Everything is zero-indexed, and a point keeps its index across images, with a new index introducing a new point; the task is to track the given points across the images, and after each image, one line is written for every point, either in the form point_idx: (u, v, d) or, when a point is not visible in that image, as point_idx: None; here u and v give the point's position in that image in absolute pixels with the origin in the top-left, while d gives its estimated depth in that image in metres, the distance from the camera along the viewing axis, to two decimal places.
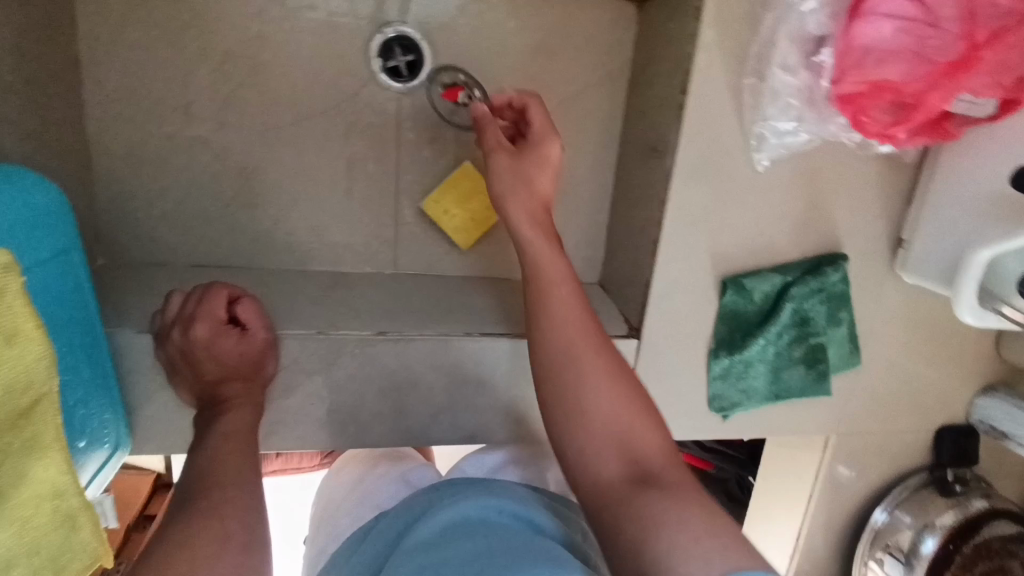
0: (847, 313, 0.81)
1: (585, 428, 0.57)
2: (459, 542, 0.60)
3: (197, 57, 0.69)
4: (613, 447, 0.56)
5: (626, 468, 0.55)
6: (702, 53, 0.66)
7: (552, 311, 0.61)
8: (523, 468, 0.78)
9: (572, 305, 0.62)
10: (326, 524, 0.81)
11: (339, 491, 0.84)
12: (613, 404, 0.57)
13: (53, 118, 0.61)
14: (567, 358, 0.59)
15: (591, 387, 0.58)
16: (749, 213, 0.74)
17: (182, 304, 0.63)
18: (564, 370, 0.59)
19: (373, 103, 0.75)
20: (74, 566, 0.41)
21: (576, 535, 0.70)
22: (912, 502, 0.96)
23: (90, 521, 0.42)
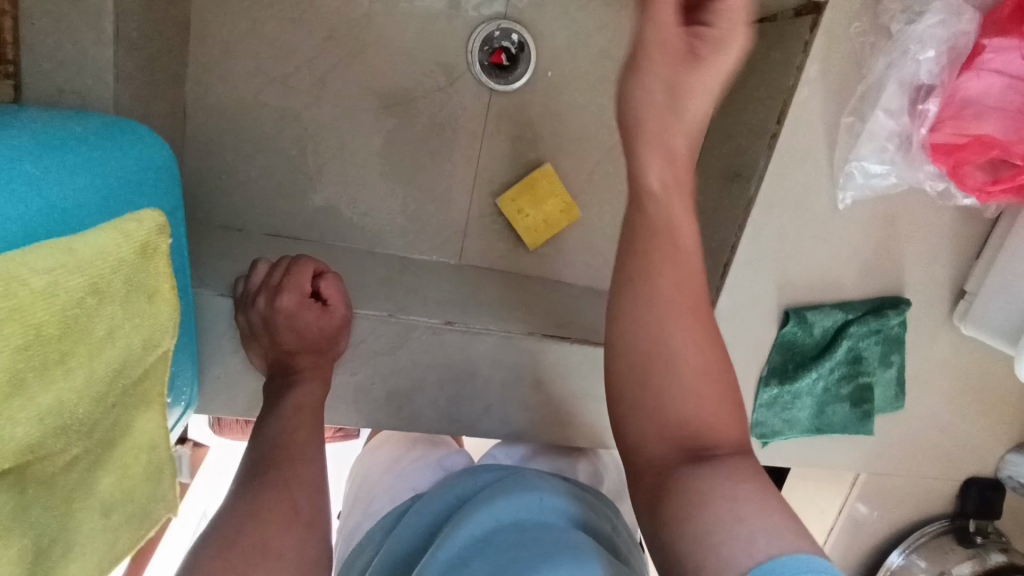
0: (900, 357, 0.81)
1: (659, 372, 0.49)
2: (500, 536, 0.59)
3: (304, 32, 0.72)
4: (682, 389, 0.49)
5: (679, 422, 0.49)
6: (805, 87, 0.66)
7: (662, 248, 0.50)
8: (559, 464, 0.80)
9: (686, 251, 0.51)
10: (364, 502, 0.82)
11: (374, 471, 0.83)
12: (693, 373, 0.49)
13: (163, 73, 0.63)
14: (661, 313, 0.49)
15: (674, 348, 0.49)
16: (824, 249, 0.74)
17: (268, 273, 0.67)
18: (653, 326, 0.49)
19: (466, 96, 0.77)
20: (155, 515, 0.42)
21: (613, 531, 0.69)
22: (930, 549, 0.99)
23: (172, 474, 0.43)
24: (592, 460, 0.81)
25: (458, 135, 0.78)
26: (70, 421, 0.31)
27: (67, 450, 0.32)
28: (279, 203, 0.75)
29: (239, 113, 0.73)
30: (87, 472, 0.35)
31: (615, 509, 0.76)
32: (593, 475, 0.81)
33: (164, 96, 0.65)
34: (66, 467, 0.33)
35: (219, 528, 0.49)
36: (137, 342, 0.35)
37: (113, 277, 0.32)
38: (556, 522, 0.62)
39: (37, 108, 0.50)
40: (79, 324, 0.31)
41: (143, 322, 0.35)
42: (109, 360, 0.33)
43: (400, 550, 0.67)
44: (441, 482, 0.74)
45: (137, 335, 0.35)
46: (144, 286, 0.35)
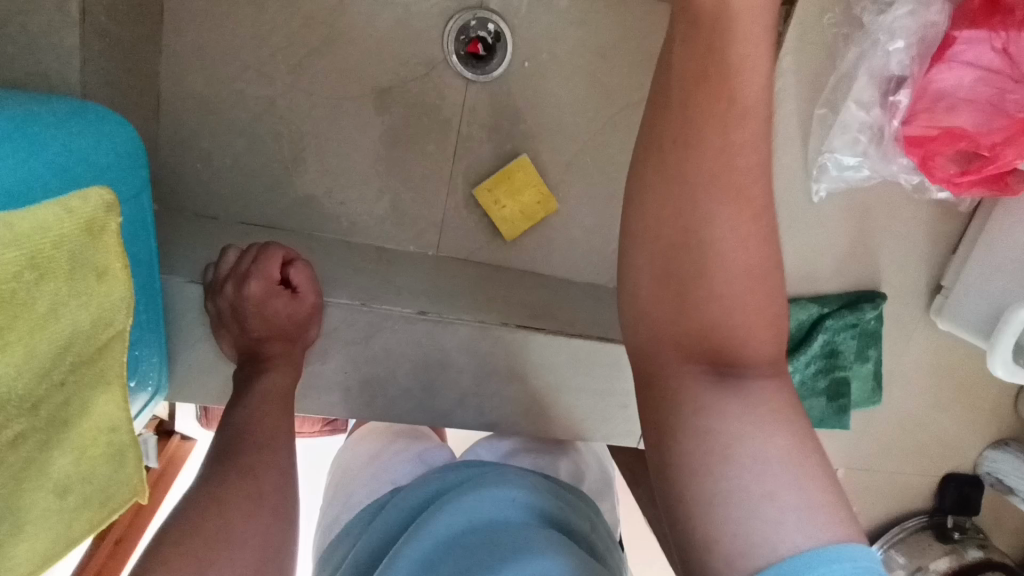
0: (876, 352, 0.81)
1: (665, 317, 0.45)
2: (468, 536, 0.59)
3: (279, 20, 0.72)
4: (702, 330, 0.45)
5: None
6: (777, 79, 0.67)
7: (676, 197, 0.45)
8: (535, 456, 0.80)
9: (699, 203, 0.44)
10: (342, 494, 0.81)
11: (353, 464, 0.83)
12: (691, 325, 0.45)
13: (134, 58, 0.63)
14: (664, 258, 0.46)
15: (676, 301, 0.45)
16: (799, 242, 0.74)
17: (238, 260, 0.66)
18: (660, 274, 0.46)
19: (443, 87, 0.77)
20: (118, 499, 0.42)
21: (586, 525, 0.69)
22: (908, 544, 0.96)
23: (137, 457, 0.42)
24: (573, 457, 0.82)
25: (435, 125, 0.78)
26: (6, 395, 0.31)
27: (8, 426, 0.32)
28: (255, 193, 0.75)
29: (214, 100, 0.73)
30: (38, 452, 0.35)
31: (597, 509, 0.76)
32: (575, 472, 0.81)
33: (136, 81, 0.64)
34: (13, 445, 0.33)
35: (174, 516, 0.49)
36: (86, 319, 0.35)
37: (55, 252, 0.32)
38: (527, 520, 0.62)
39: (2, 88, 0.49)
40: (14, 297, 0.30)
41: (91, 299, 0.35)
42: (52, 335, 0.33)
43: (374, 545, 0.66)
44: (419, 477, 0.73)
45: (85, 312, 0.35)
46: (92, 264, 0.35)
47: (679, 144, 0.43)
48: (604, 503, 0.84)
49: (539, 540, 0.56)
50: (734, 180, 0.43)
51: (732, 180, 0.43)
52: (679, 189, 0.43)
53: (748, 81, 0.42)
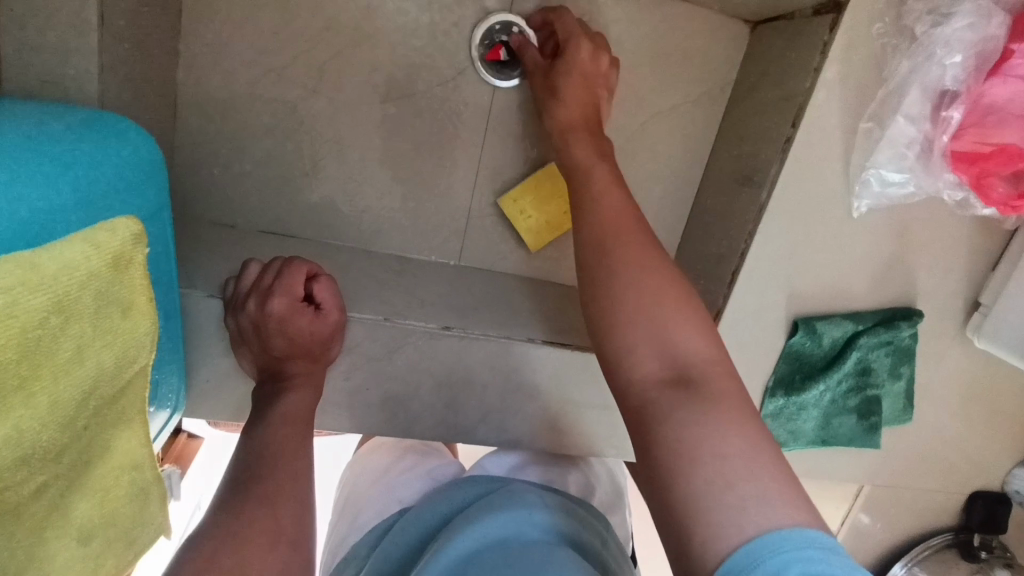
0: (910, 369, 0.79)
1: (640, 334, 0.51)
2: (487, 550, 0.56)
3: (300, 21, 0.69)
4: (660, 347, 0.50)
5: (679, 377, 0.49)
6: (822, 90, 0.64)
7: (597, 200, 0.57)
8: (546, 469, 0.77)
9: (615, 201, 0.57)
10: (350, 511, 0.77)
11: (362, 479, 0.79)
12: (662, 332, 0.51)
13: (152, 63, 0.60)
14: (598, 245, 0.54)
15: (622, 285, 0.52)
16: (837, 258, 0.72)
17: (261, 275, 0.63)
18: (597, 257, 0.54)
19: (469, 92, 0.74)
20: (140, 539, 0.40)
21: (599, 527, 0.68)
22: (933, 563, 0.99)
23: (160, 494, 0.41)
24: (582, 470, 0.78)
25: (459, 132, 0.75)
26: (30, 450, 0.29)
27: (31, 480, 0.30)
28: (274, 200, 0.73)
29: (231, 104, 0.70)
30: (61, 497, 0.33)
31: (608, 520, 0.72)
32: (584, 485, 0.78)
33: (153, 87, 0.62)
34: (35, 495, 0.31)
35: (191, 548, 0.46)
36: (110, 359, 0.33)
37: (83, 292, 0.30)
38: (544, 537, 0.59)
39: (16, 98, 0.47)
40: (40, 345, 0.28)
41: (116, 337, 0.33)
42: (77, 382, 0.31)
43: (380, 570, 0.63)
44: (428, 495, 0.70)
45: (110, 352, 0.33)
46: (118, 300, 0.33)
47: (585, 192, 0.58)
48: (614, 517, 0.81)
49: (558, 560, 0.53)
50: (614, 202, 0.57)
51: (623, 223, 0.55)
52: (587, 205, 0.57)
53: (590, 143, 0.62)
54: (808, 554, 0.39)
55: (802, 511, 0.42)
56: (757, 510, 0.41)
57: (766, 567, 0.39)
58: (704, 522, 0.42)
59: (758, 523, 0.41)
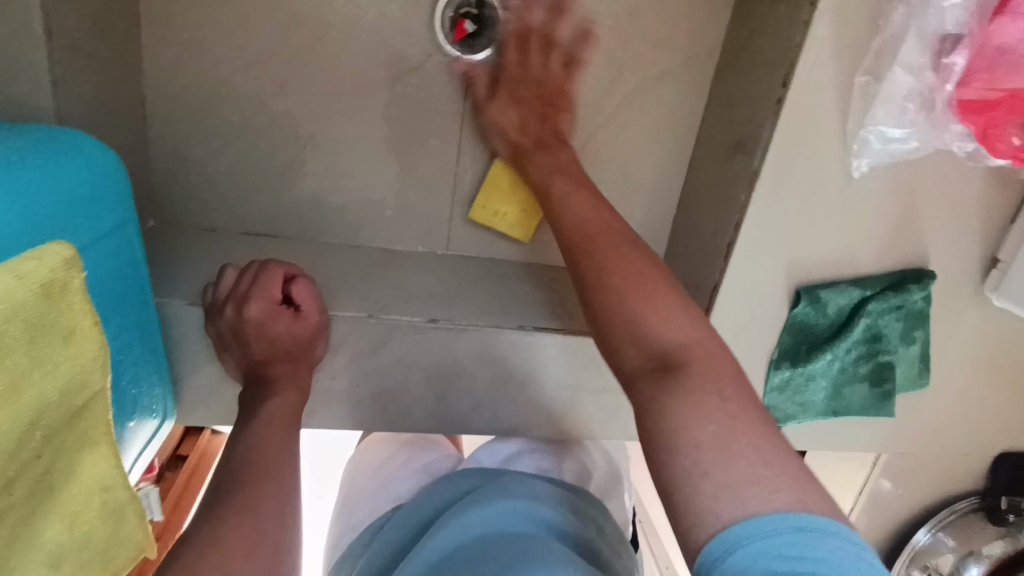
0: (923, 333, 0.76)
1: (617, 337, 0.51)
2: (470, 544, 0.56)
3: (261, 16, 0.67)
4: (631, 338, 0.50)
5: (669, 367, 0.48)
6: (811, 47, 0.59)
7: (564, 196, 0.62)
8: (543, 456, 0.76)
9: (585, 196, 0.61)
10: (348, 506, 0.77)
11: (361, 475, 0.79)
12: (638, 326, 0.50)
13: (112, 73, 0.59)
14: (580, 239, 0.58)
15: (604, 270, 0.54)
16: (838, 223, 0.68)
17: (236, 280, 0.61)
18: (581, 248, 0.57)
19: (440, 74, 0.71)
20: (120, 557, 0.38)
21: (593, 511, 0.67)
22: (957, 528, 0.95)
23: (137, 511, 0.39)
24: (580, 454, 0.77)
25: (436, 117, 0.73)
26: None
27: None
28: (253, 201, 0.73)
29: (201, 106, 0.69)
30: (23, 525, 0.31)
31: (606, 507, 0.71)
32: (581, 471, 0.76)
33: (117, 97, 0.61)
34: None
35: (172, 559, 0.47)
36: (53, 389, 0.32)
37: (11, 321, 0.29)
38: (533, 532, 0.57)
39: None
40: None
41: (60, 366, 0.32)
42: (17, 412, 0.30)
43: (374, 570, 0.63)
44: (423, 491, 0.70)
45: (54, 382, 0.32)
46: (57, 327, 0.32)
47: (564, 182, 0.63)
48: (612, 502, 0.80)
49: (547, 551, 0.52)
50: (584, 194, 0.62)
51: (597, 217, 0.59)
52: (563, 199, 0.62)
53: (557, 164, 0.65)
54: (789, 541, 0.37)
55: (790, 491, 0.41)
56: (747, 501, 0.40)
57: (748, 551, 0.38)
58: (685, 511, 0.41)
59: (745, 508, 0.39)
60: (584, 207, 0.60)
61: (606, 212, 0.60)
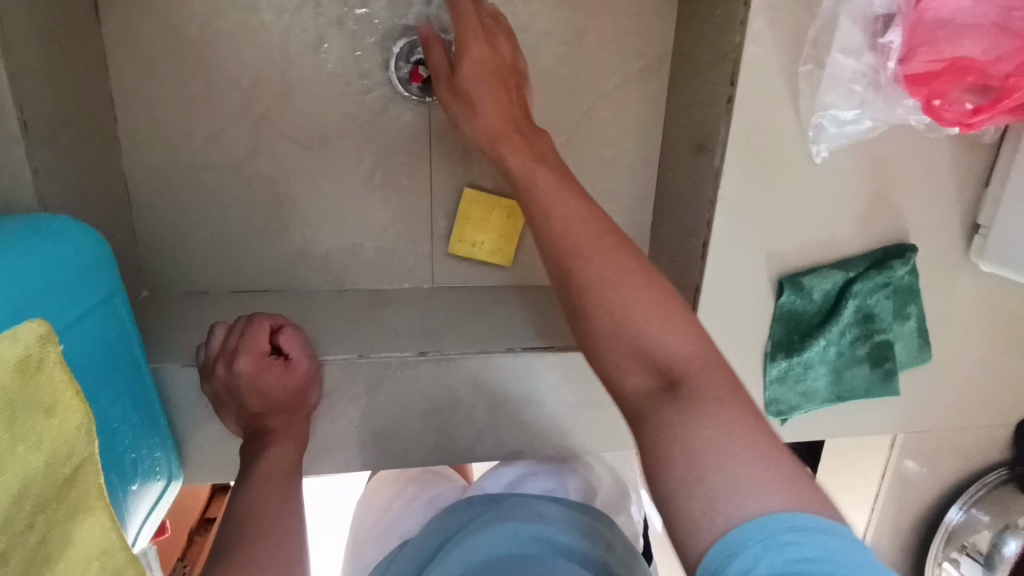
0: (916, 308, 0.75)
1: (614, 360, 0.49)
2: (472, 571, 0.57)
3: (224, 84, 0.70)
4: (634, 360, 0.48)
5: (657, 378, 0.47)
6: (752, 44, 0.61)
7: (546, 204, 0.54)
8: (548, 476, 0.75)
9: (569, 203, 0.54)
10: (356, 550, 0.77)
11: (367, 518, 0.79)
12: (645, 345, 0.48)
13: (91, 157, 0.63)
14: (572, 255, 0.51)
15: (603, 286, 0.50)
16: (810, 209, 0.69)
17: (225, 338, 0.63)
18: (572, 268, 0.51)
19: (403, 117, 0.74)
20: None
21: (598, 524, 0.67)
22: (990, 501, 0.90)
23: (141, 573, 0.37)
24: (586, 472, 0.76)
25: (404, 158, 0.75)
26: None
27: None
28: (239, 261, 0.76)
29: (180, 178, 0.72)
30: None
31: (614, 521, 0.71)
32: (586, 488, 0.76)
33: (98, 179, 0.65)
34: None
35: None
36: (39, 460, 0.33)
37: None
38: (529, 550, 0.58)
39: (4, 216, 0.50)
40: None
41: (43, 439, 0.33)
42: None
43: None
44: (428, 524, 0.70)
45: (37, 453, 0.33)
46: (36, 403, 0.33)
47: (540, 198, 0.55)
48: (620, 516, 0.80)
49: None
50: (565, 201, 0.54)
51: (580, 227, 0.52)
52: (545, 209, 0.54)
53: (530, 165, 0.58)
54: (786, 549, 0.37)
55: (780, 485, 0.40)
56: (731, 493, 0.40)
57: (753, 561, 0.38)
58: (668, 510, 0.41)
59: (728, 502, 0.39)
60: (565, 221, 0.53)
61: (593, 217, 0.53)
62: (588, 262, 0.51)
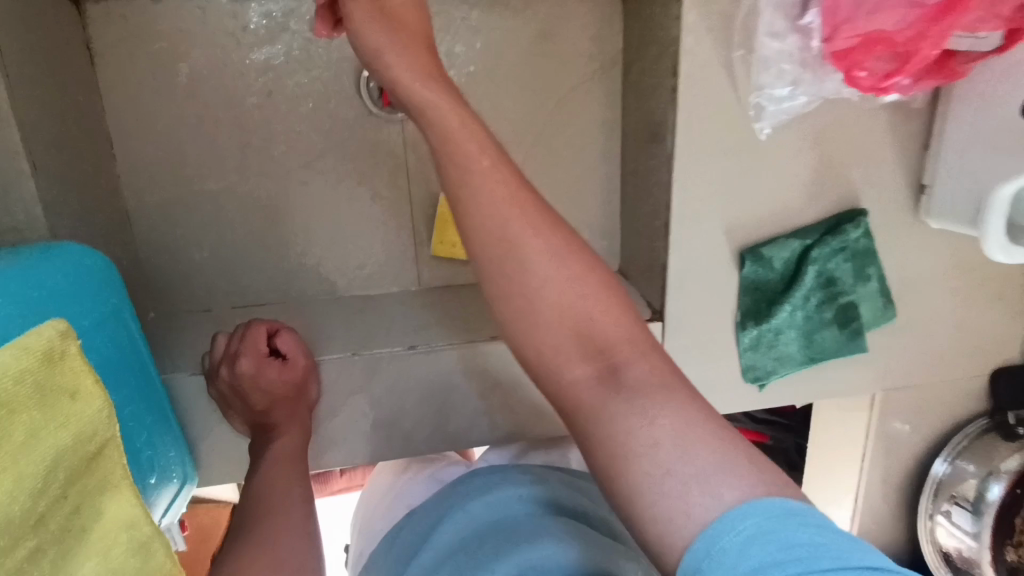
0: (876, 268, 0.79)
1: (553, 342, 0.53)
2: (482, 544, 0.60)
3: (212, 116, 0.76)
4: (573, 342, 0.53)
5: (601, 355, 0.53)
6: (688, 36, 0.67)
7: (477, 187, 0.54)
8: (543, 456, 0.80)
9: (503, 188, 0.54)
10: (367, 524, 0.82)
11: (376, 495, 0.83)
12: (582, 328, 0.53)
13: (95, 191, 0.69)
14: (508, 244, 0.53)
15: (540, 274, 0.53)
16: (761, 183, 0.74)
17: (227, 344, 0.69)
18: (508, 255, 0.53)
19: (379, 132, 0.80)
20: None
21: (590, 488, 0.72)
22: (973, 451, 0.94)
23: (164, 544, 0.42)
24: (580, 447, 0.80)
25: (383, 170, 0.81)
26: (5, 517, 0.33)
27: (19, 545, 0.34)
28: (237, 278, 0.81)
29: (178, 206, 0.78)
30: (61, 562, 0.36)
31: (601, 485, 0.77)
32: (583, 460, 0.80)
33: (103, 211, 0.70)
34: (31, 560, 0.34)
35: None
36: (69, 436, 0.38)
37: (20, 384, 0.36)
38: (524, 508, 0.64)
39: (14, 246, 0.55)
40: None
41: (70, 418, 0.38)
42: (34, 459, 0.36)
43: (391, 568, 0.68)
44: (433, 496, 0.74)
45: (66, 431, 0.38)
46: (63, 388, 0.38)
47: (473, 176, 0.54)
48: None
49: (553, 538, 0.58)
50: (500, 186, 0.54)
51: (516, 213, 0.54)
52: (475, 195, 0.54)
53: (460, 129, 0.54)
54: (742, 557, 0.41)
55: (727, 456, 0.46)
56: None
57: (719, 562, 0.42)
58: None
59: None
60: (501, 208, 0.54)
61: (526, 202, 0.55)
62: (526, 250, 0.53)
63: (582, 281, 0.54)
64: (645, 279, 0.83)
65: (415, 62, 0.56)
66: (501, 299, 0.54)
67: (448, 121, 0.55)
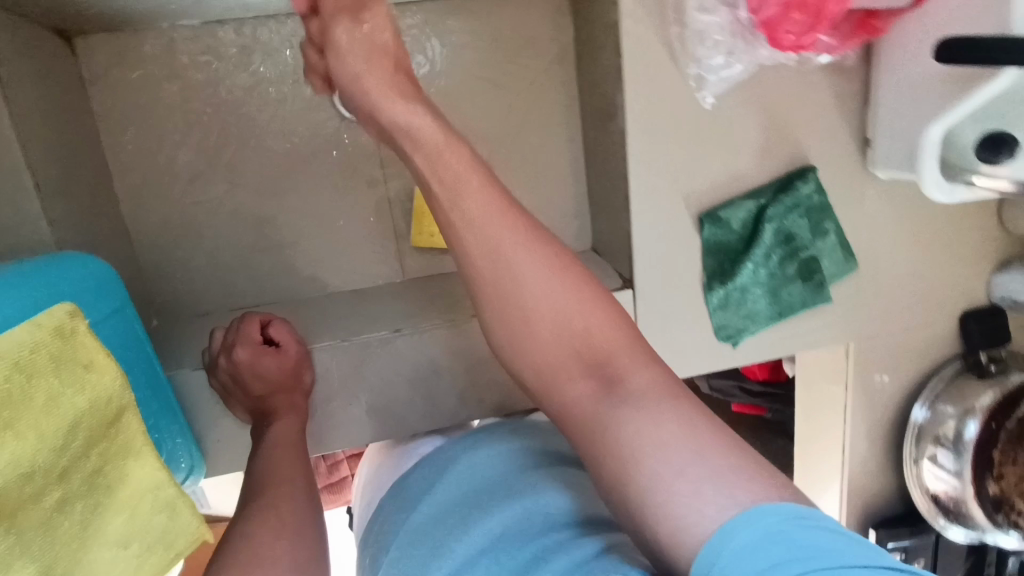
0: (832, 222, 0.84)
1: (537, 331, 0.59)
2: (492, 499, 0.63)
3: (199, 133, 0.82)
4: (553, 331, 0.59)
5: (582, 346, 0.59)
6: (627, 19, 0.72)
7: (462, 193, 0.60)
8: None
9: (484, 196, 0.60)
10: (368, 475, 0.82)
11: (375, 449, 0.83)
12: (563, 316, 0.59)
13: (96, 209, 0.75)
14: (493, 247, 0.60)
15: (524, 271, 0.59)
16: (711, 150, 0.79)
17: (224, 336, 0.75)
18: (494, 257, 0.60)
19: (354, 136, 0.85)
20: (181, 543, 0.47)
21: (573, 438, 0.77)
22: (950, 393, 0.97)
23: (187, 504, 0.47)
24: None
25: (361, 171, 0.86)
26: (32, 468, 0.39)
27: (44, 496, 0.40)
28: (232, 283, 0.86)
29: (173, 219, 0.84)
30: (89, 513, 0.42)
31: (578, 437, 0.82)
32: None
33: (104, 227, 0.76)
34: (60, 509, 0.40)
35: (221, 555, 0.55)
36: (85, 402, 0.43)
37: (37, 356, 0.41)
38: (519, 461, 0.68)
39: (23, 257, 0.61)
40: (11, 397, 0.39)
41: (86, 385, 0.43)
42: (55, 421, 0.41)
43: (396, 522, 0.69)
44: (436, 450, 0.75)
45: (83, 396, 0.43)
46: (77, 360, 0.43)
47: (455, 184, 0.60)
48: None
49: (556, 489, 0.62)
50: (477, 189, 0.60)
51: (493, 214, 0.60)
52: (462, 205, 0.60)
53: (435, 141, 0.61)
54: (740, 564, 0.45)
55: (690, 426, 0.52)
56: None
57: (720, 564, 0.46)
58: None
59: None
60: (483, 215, 0.60)
61: (504, 204, 0.61)
62: (506, 248, 0.60)
63: (548, 263, 0.60)
64: (615, 251, 0.87)
65: (383, 68, 0.64)
66: (488, 296, 0.61)
67: (417, 124, 0.62)
